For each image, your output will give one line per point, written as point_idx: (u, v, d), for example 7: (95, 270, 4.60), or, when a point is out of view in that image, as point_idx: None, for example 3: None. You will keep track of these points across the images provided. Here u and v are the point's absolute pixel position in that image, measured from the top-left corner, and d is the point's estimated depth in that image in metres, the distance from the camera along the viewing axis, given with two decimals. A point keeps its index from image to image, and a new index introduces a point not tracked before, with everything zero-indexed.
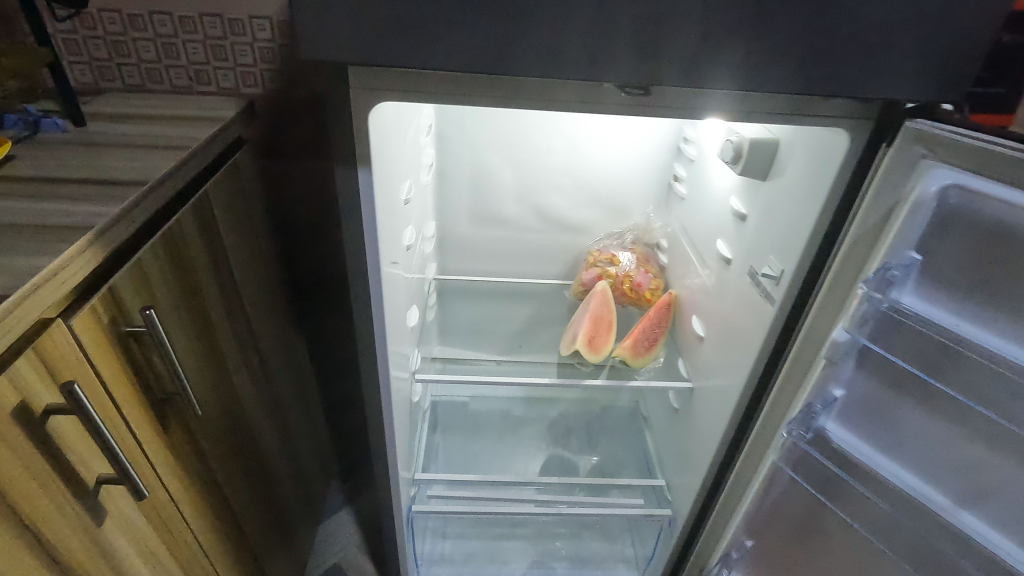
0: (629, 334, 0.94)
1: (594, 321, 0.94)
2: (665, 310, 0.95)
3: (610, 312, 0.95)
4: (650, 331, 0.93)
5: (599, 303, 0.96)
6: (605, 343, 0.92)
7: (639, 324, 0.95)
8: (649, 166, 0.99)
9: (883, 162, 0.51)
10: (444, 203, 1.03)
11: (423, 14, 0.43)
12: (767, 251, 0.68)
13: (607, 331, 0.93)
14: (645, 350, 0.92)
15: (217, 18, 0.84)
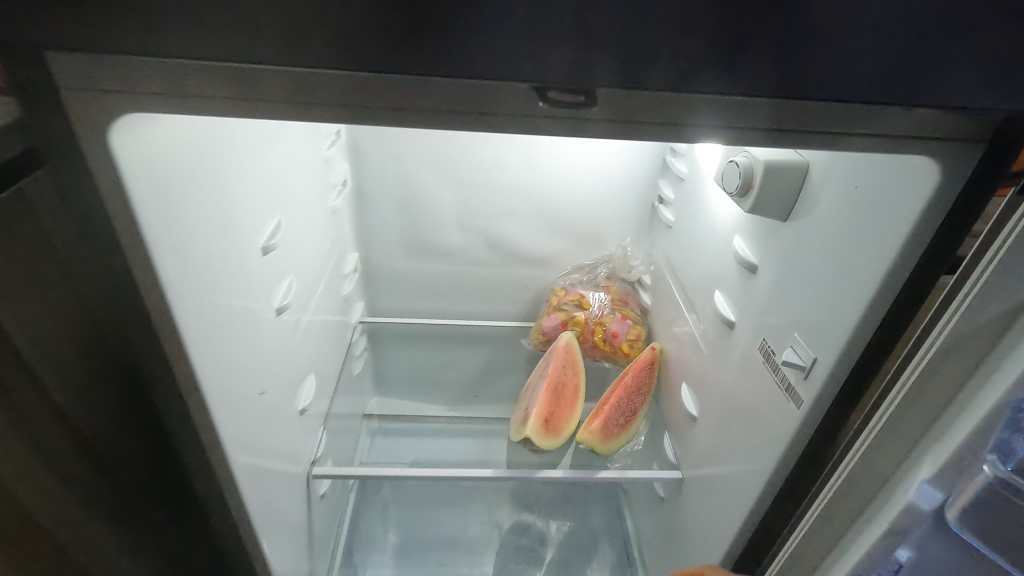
0: (597, 409, 0.73)
1: (552, 393, 0.73)
2: (645, 374, 0.74)
3: (573, 379, 0.75)
4: (625, 404, 0.72)
5: (559, 366, 0.75)
6: (564, 423, 0.71)
7: (610, 394, 0.74)
8: (627, 186, 0.78)
9: (1021, 224, 0.29)
10: (368, 231, 0.81)
11: None
12: (793, 323, 0.47)
13: (569, 406, 0.73)
14: (618, 430, 0.70)
15: None
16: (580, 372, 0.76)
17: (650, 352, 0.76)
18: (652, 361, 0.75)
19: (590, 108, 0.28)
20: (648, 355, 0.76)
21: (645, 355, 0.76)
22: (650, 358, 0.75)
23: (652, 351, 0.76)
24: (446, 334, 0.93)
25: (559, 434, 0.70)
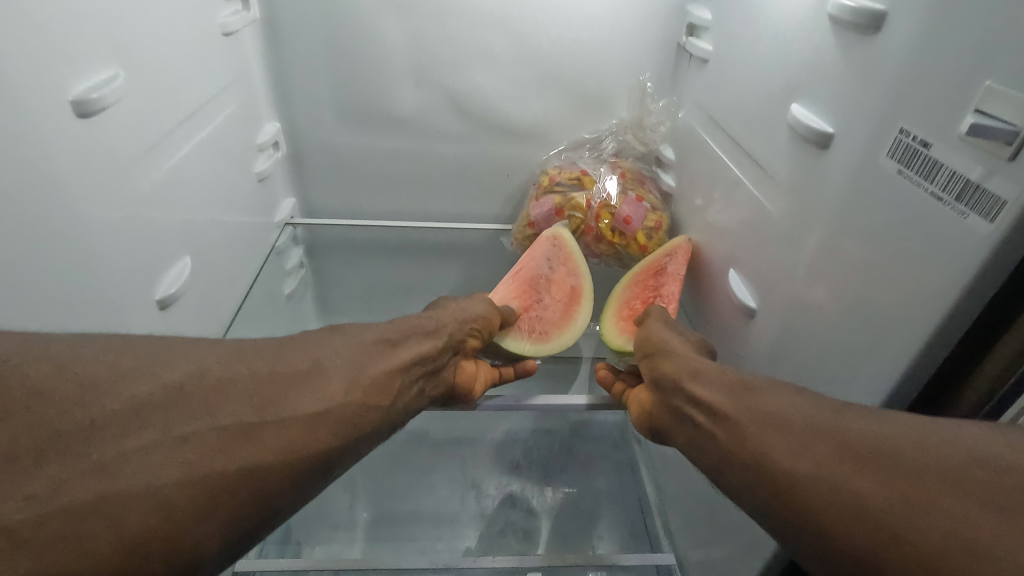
0: (619, 311, 0.51)
1: (534, 290, 0.53)
2: (683, 264, 0.53)
3: (574, 281, 0.55)
4: (650, 295, 0.51)
5: (545, 261, 0.55)
6: (554, 330, 0.50)
7: (635, 294, 0.53)
8: (644, 12, 0.57)
9: None
10: (290, 87, 0.60)
11: None
12: (970, 71, 0.26)
13: (565, 307, 0.52)
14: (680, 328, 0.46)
15: None
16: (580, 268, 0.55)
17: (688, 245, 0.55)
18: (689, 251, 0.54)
19: None
20: (680, 245, 0.55)
21: (680, 248, 0.55)
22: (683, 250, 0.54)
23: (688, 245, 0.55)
24: (406, 243, 0.72)
25: (548, 341, 0.50)
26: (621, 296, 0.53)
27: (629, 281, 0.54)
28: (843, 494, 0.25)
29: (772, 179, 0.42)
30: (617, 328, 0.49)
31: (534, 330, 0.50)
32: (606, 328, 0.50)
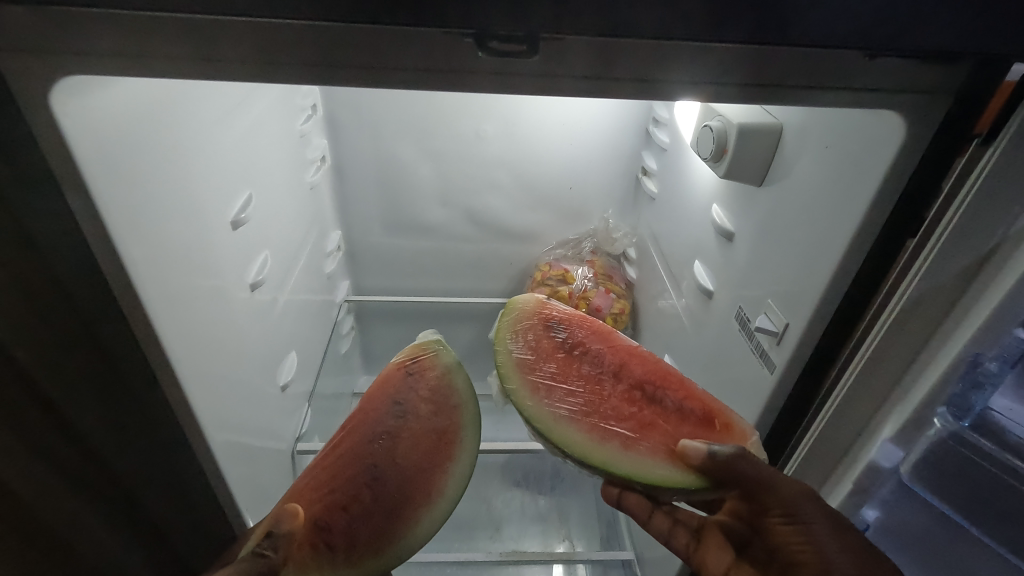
0: (580, 423, 0.38)
1: (361, 463, 0.39)
2: (579, 325, 0.45)
3: (436, 426, 0.41)
4: (618, 390, 0.41)
5: (404, 380, 0.43)
6: (439, 477, 0.39)
7: (569, 391, 0.40)
8: (610, 156, 0.77)
9: None
10: (348, 207, 0.81)
11: None
12: (765, 289, 0.46)
13: (419, 477, 0.39)
14: (676, 420, 0.39)
15: None
16: (440, 383, 0.42)
17: (531, 315, 0.45)
18: (540, 317, 0.45)
19: (532, 58, 0.28)
20: (566, 311, 0.46)
21: (529, 324, 0.44)
22: (518, 322, 0.44)
23: (534, 308, 0.45)
24: (431, 311, 0.93)
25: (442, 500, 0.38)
26: (559, 403, 0.39)
27: (540, 368, 0.41)
28: None
29: (687, 304, 0.63)
30: (611, 448, 0.37)
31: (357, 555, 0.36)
32: (576, 447, 0.37)
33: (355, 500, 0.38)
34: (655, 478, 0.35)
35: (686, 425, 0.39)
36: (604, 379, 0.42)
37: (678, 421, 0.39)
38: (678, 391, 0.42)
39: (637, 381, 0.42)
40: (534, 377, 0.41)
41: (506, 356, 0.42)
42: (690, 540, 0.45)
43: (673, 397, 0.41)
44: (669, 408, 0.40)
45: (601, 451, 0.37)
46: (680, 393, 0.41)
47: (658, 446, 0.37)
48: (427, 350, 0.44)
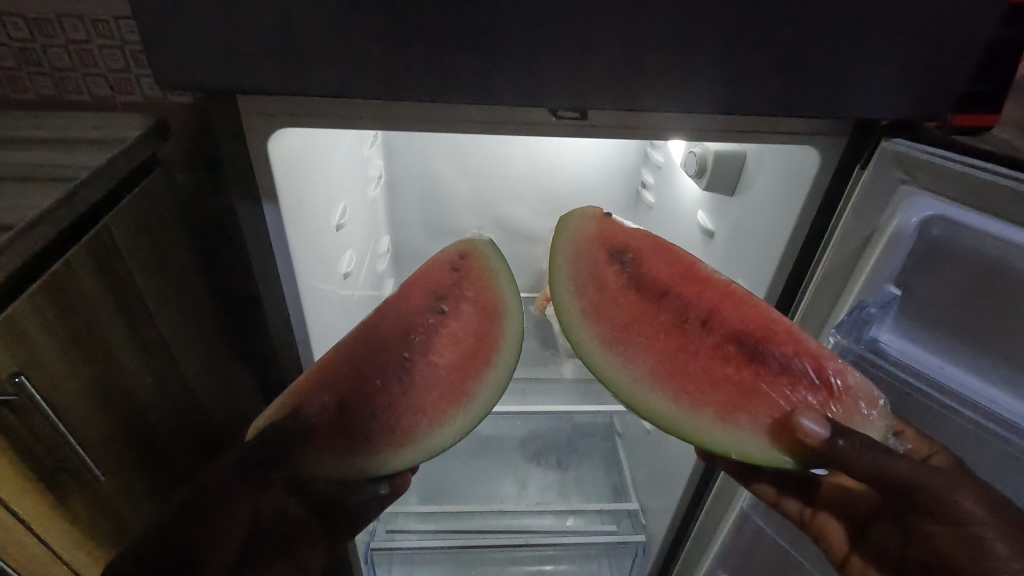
0: (670, 388, 0.44)
1: (396, 350, 0.50)
2: (653, 253, 0.51)
3: (473, 327, 0.51)
4: (711, 348, 0.46)
5: (451, 277, 0.54)
6: (473, 384, 0.48)
7: (650, 343, 0.47)
8: (616, 172, 0.93)
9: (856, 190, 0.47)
10: (396, 216, 0.96)
11: (307, 34, 0.37)
12: (737, 272, 0.62)
13: (461, 367, 0.49)
14: (783, 380, 0.44)
15: (18, 17, 0.59)
16: (482, 272, 0.53)
17: (595, 237, 0.51)
18: (605, 244, 0.51)
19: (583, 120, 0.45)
20: (635, 239, 0.51)
21: (596, 257, 0.50)
22: (579, 243, 0.50)
23: (597, 233, 0.51)
24: None
25: (473, 402, 0.47)
26: (640, 365, 0.45)
27: (611, 319, 0.47)
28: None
29: None
30: (706, 421, 0.42)
31: (371, 441, 0.46)
32: (667, 415, 0.42)
33: (380, 388, 0.48)
34: (755, 456, 0.40)
35: (793, 394, 0.43)
36: (689, 332, 0.47)
37: (784, 380, 0.44)
38: (785, 346, 0.45)
39: (734, 331, 0.47)
40: (597, 317, 0.47)
41: (567, 298, 0.48)
42: (806, 509, 0.55)
43: (781, 353, 0.45)
44: (772, 366, 0.44)
45: (691, 424, 0.42)
46: (789, 348, 0.45)
47: (758, 415, 0.42)
48: (479, 253, 0.54)
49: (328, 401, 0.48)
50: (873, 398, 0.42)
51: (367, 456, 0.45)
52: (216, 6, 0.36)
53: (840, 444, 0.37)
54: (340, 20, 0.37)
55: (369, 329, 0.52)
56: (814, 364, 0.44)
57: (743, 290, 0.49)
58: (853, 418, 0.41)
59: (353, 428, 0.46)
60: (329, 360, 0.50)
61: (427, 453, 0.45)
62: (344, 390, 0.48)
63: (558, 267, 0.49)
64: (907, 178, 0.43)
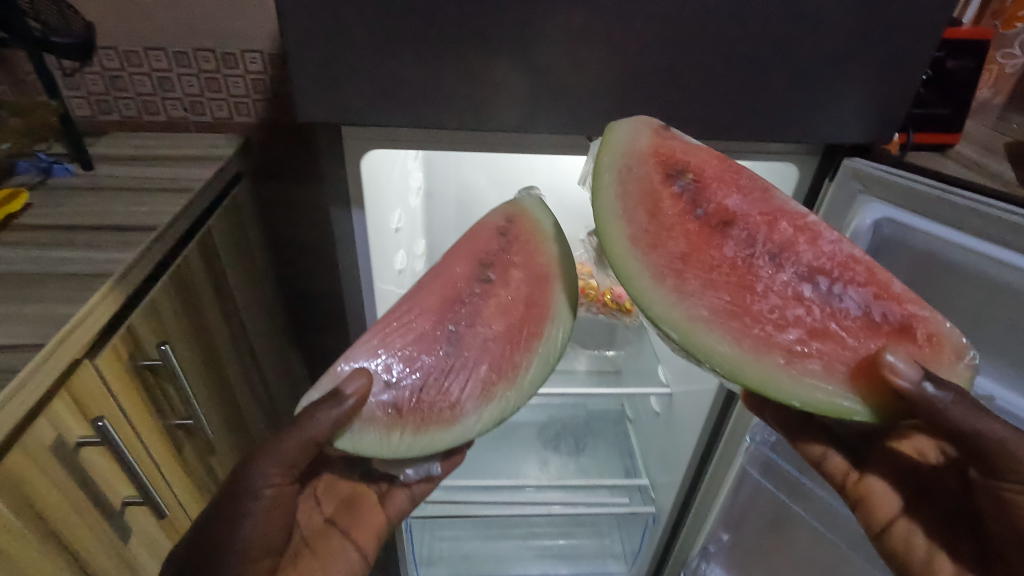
0: (735, 326, 0.43)
1: (445, 326, 0.54)
2: (715, 184, 0.49)
3: (523, 291, 0.55)
4: (783, 290, 0.45)
5: (501, 242, 0.57)
6: (523, 354, 0.52)
7: (710, 277, 0.45)
8: None
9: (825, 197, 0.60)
10: (432, 222, 1.08)
11: (404, 81, 0.49)
12: None
13: (512, 334, 0.53)
14: (860, 321, 0.44)
15: (211, 52, 0.86)
16: (532, 232, 0.57)
17: (654, 161, 0.48)
18: (665, 166, 0.48)
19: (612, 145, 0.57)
20: (696, 159, 0.49)
21: (652, 174, 0.48)
22: (631, 164, 0.47)
23: (654, 151, 0.48)
24: None
25: (524, 372, 0.52)
26: (700, 301, 0.44)
27: (667, 247, 0.46)
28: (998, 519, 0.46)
29: None
30: (774, 364, 0.42)
31: (418, 416, 0.50)
32: (731, 358, 0.42)
33: (428, 364, 0.53)
34: (819, 401, 0.41)
35: (866, 341, 0.42)
36: (756, 267, 0.46)
37: (859, 320, 0.44)
38: (864, 284, 0.45)
39: (810, 268, 0.46)
40: (651, 243, 0.46)
41: (617, 223, 0.46)
42: (851, 472, 0.59)
43: (858, 293, 0.45)
44: (847, 307, 0.44)
45: (758, 366, 0.42)
46: (868, 291, 0.45)
47: (834, 360, 0.42)
48: (529, 212, 0.59)
49: (385, 375, 0.52)
50: (960, 351, 0.42)
51: (415, 433, 0.49)
52: (338, 60, 0.48)
53: (933, 393, 0.38)
54: (431, 70, 0.48)
55: (424, 302, 0.56)
56: (889, 307, 0.44)
57: (814, 224, 0.48)
58: (941, 363, 0.41)
59: (404, 403, 0.51)
60: (386, 332, 0.54)
61: (487, 417, 0.50)
62: (401, 360, 0.53)
63: (606, 197, 0.47)
64: (863, 190, 0.55)
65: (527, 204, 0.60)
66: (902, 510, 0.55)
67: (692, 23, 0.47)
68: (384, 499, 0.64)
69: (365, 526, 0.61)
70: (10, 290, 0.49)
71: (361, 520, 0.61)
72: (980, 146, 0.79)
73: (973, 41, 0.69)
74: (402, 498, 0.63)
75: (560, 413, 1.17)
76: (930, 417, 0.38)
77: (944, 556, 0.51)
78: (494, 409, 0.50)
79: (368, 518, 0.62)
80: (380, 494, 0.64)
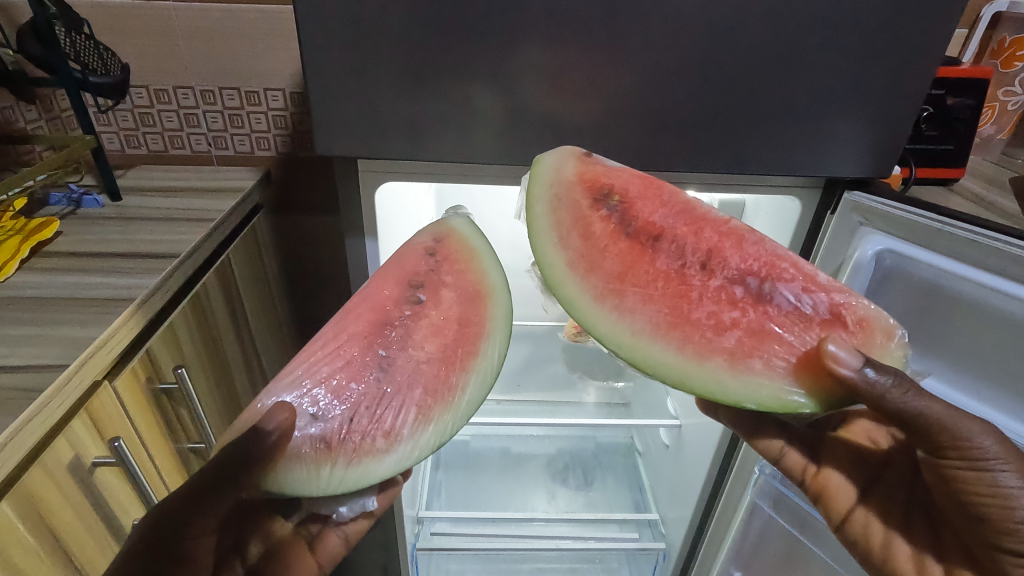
0: (675, 335, 0.44)
1: (374, 352, 0.49)
2: (645, 199, 0.50)
3: (459, 308, 0.50)
4: (718, 295, 0.45)
5: (429, 262, 0.53)
6: (458, 374, 0.47)
7: (647, 292, 0.46)
8: None
9: (825, 230, 0.62)
10: None
11: (417, 116, 0.51)
12: None
13: (449, 352, 0.49)
14: (795, 315, 0.44)
15: (235, 91, 0.91)
16: (460, 250, 0.53)
17: (582, 186, 0.49)
18: (592, 189, 0.49)
19: None
20: (623, 179, 0.50)
21: (580, 201, 0.49)
22: (560, 193, 0.49)
23: (580, 176, 0.50)
24: None
25: (461, 392, 0.47)
26: (639, 316, 0.45)
27: (603, 268, 0.47)
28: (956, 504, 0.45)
29: None
30: (716, 368, 0.42)
31: (349, 448, 0.44)
32: (678, 369, 0.42)
33: (357, 393, 0.47)
34: (767, 398, 0.40)
35: (804, 333, 0.43)
36: (690, 276, 0.47)
37: (792, 313, 0.44)
38: (793, 278, 0.46)
39: (739, 270, 0.47)
40: (587, 266, 0.47)
41: (553, 251, 0.47)
42: (808, 466, 0.59)
43: (789, 287, 0.45)
44: (779, 303, 0.45)
45: (703, 370, 0.42)
46: (797, 284, 0.45)
47: (775, 356, 0.42)
48: (456, 233, 0.55)
49: (311, 409, 0.46)
50: (889, 330, 0.42)
51: (348, 465, 0.43)
52: (355, 98, 0.50)
53: (877, 379, 0.37)
54: (444, 106, 0.51)
55: (346, 331, 0.50)
56: (819, 296, 0.45)
57: (739, 229, 0.49)
58: (873, 345, 0.41)
59: (333, 434, 0.45)
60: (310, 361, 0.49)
61: (415, 447, 0.45)
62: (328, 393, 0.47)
63: (541, 223, 0.48)
64: (863, 222, 0.57)
65: (456, 224, 0.56)
66: (856, 500, 0.56)
67: (693, 64, 0.50)
68: (315, 544, 0.57)
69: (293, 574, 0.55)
70: (38, 313, 0.52)
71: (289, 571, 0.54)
72: (986, 180, 0.80)
73: (972, 79, 0.71)
74: (336, 542, 0.57)
75: (569, 445, 1.17)
76: (876, 403, 0.37)
77: (901, 540, 0.52)
78: (430, 435, 0.45)
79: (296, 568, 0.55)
80: (309, 540, 0.57)
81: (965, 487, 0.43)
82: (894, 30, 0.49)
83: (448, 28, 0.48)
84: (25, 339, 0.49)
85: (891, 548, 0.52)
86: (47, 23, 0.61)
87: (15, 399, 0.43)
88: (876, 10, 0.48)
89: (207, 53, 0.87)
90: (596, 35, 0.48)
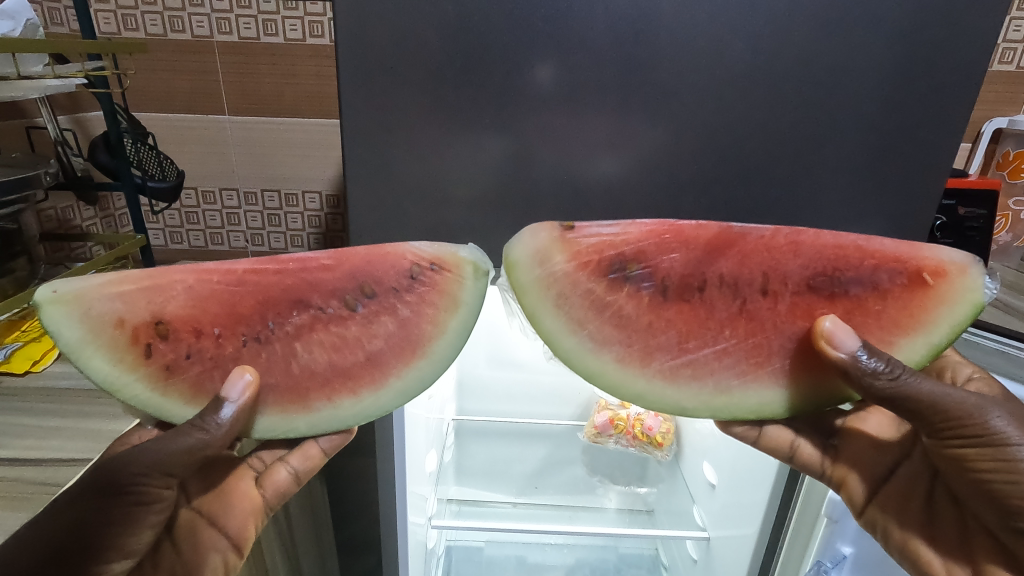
0: (762, 374, 0.46)
1: (262, 320, 0.47)
2: (669, 251, 0.47)
3: (392, 332, 0.47)
4: (827, 294, 0.46)
5: (405, 282, 0.48)
6: (319, 397, 0.47)
7: (721, 344, 0.46)
8: None
9: None
10: None
11: (444, 223, 0.55)
12: None
13: (335, 340, 0.47)
14: (873, 300, 0.46)
15: (275, 193, 0.97)
16: (445, 296, 0.47)
17: (583, 271, 0.46)
18: (599, 269, 0.47)
19: None
20: (632, 243, 0.47)
21: (596, 287, 0.47)
22: (563, 289, 0.46)
23: (575, 262, 0.46)
24: (518, 428, 1.05)
25: (309, 413, 0.46)
26: (722, 374, 0.46)
27: (662, 353, 0.46)
28: (992, 499, 0.42)
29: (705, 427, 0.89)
30: (780, 386, 0.46)
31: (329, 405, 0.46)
32: (757, 408, 0.45)
33: (215, 338, 0.46)
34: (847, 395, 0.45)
35: (879, 302, 0.46)
36: (751, 307, 0.47)
37: (870, 297, 0.46)
38: (861, 263, 0.46)
39: (802, 279, 0.47)
40: (642, 357, 0.46)
41: (598, 358, 0.45)
42: (824, 460, 0.54)
43: (858, 275, 0.46)
44: (855, 292, 0.46)
45: (779, 399, 0.45)
46: (873, 260, 0.46)
47: (869, 337, 0.46)
48: (458, 272, 0.47)
49: (154, 317, 0.45)
50: (963, 263, 0.45)
51: (159, 388, 0.45)
52: (388, 206, 0.54)
53: (867, 362, 0.40)
54: (470, 213, 0.54)
55: (253, 262, 0.47)
56: (892, 268, 0.46)
57: (793, 231, 0.46)
58: (954, 291, 0.45)
59: (158, 349, 0.45)
60: (159, 276, 0.45)
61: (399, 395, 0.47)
62: (180, 315, 0.46)
63: (558, 330, 0.45)
64: None
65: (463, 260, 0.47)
66: (874, 483, 0.53)
67: (706, 178, 0.53)
68: (259, 478, 0.54)
69: (231, 514, 0.51)
70: (68, 407, 0.53)
71: (228, 510, 0.51)
72: (1008, 287, 0.80)
73: (983, 191, 0.73)
74: (284, 475, 0.54)
75: (589, 555, 1.09)
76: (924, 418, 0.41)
77: (926, 547, 0.49)
78: (267, 426, 0.46)
79: (237, 504, 0.52)
80: (258, 472, 0.54)
81: (995, 476, 0.41)
82: (896, 149, 0.52)
83: (476, 142, 0.52)
84: (50, 432, 0.49)
85: (909, 536, 0.50)
86: (117, 136, 0.68)
87: (36, 493, 0.43)
88: (879, 134, 0.51)
89: (254, 159, 0.95)
90: (616, 153, 0.52)
